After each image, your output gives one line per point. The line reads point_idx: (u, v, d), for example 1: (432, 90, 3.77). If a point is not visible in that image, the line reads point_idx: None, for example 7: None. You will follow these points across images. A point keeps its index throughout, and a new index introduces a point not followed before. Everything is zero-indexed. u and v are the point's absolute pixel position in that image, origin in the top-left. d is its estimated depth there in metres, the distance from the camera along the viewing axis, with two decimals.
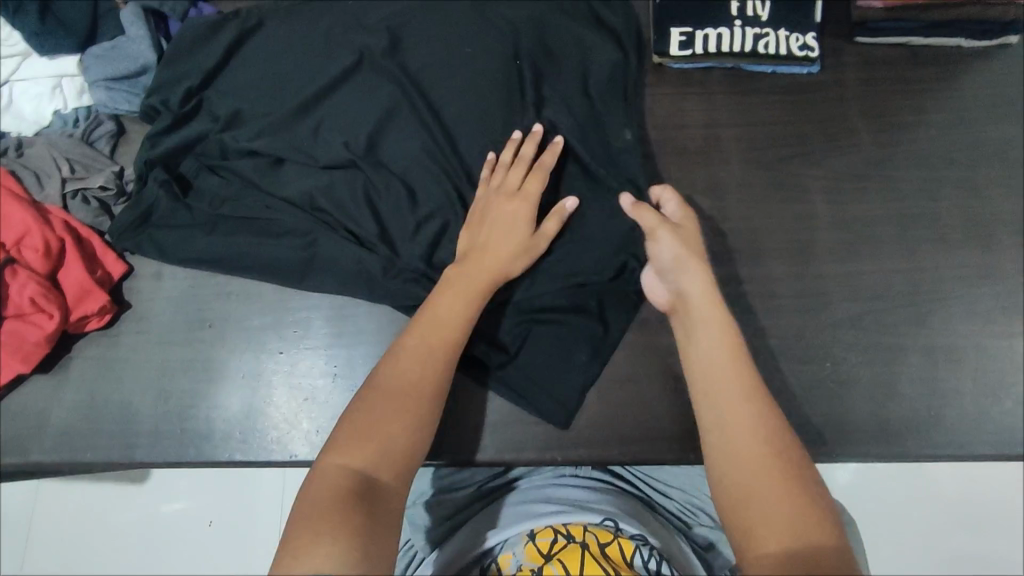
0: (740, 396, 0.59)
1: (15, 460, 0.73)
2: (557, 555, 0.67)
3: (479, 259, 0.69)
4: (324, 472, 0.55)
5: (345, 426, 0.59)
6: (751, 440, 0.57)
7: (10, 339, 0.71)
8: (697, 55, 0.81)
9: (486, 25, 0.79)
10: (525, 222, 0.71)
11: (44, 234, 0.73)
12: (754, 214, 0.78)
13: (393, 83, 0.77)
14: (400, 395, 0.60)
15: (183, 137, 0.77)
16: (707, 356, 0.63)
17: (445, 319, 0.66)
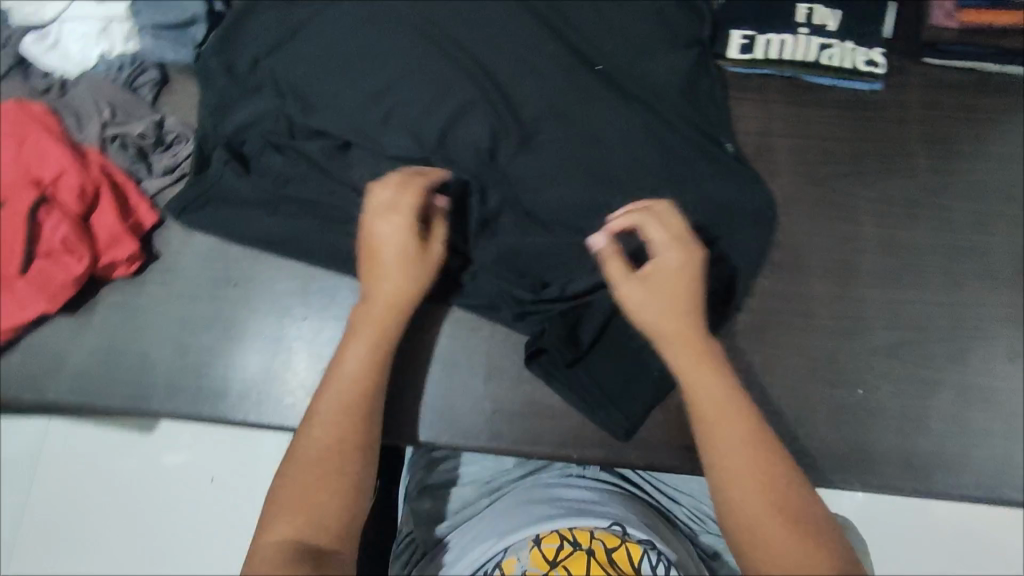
0: (741, 443, 0.62)
1: (32, 397, 0.73)
2: (562, 563, 0.68)
3: (381, 300, 0.69)
4: (267, 545, 0.60)
5: (275, 502, 0.63)
6: (752, 484, 0.61)
7: (38, 277, 0.71)
8: (756, 60, 0.79)
9: (549, 32, 0.82)
10: (414, 246, 0.69)
11: (81, 176, 0.73)
12: (796, 231, 0.77)
13: (464, 79, 0.80)
14: (320, 462, 0.63)
15: (251, 113, 0.79)
16: (705, 406, 0.64)
17: (356, 372, 0.67)
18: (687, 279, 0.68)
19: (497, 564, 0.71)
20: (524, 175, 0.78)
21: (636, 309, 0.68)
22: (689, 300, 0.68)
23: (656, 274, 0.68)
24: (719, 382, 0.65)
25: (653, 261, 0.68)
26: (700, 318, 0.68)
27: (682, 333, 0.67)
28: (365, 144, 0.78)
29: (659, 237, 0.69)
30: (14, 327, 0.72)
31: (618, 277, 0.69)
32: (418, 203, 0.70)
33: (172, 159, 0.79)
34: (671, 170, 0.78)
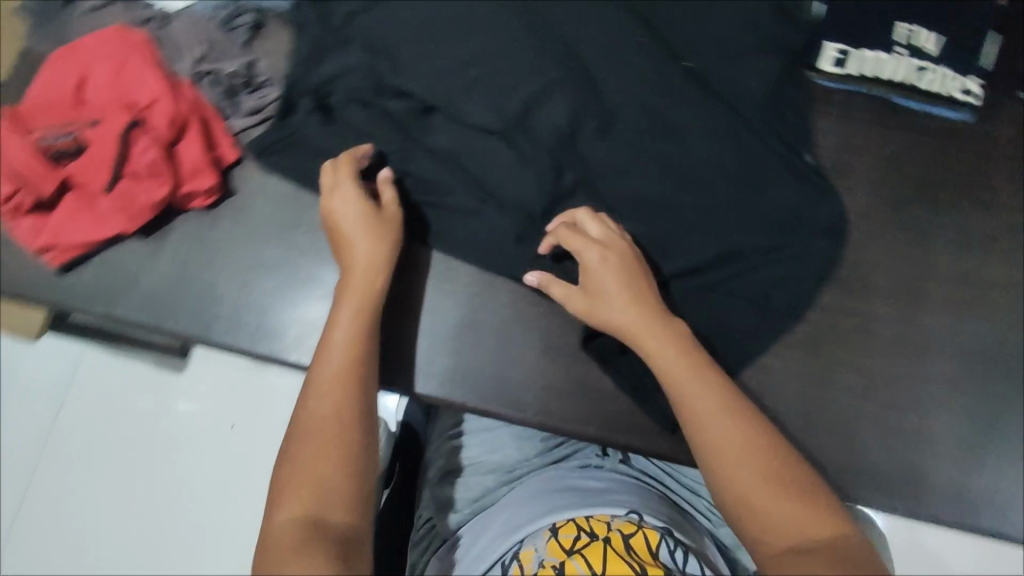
0: (722, 413, 0.61)
1: (102, 311, 0.76)
2: (579, 551, 0.64)
3: (356, 274, 0.69)
4: (277, 530, 0.55)
5: (280, 483, 0.58)
6: (740, 451, 0.59)
7: (122, 196, 0.74)
8: (849, 76, 0.79)
9: (641, 22, 0.82)
10: (364, 210, 0.71)
11: (174, 105, 0.75)
12: (869, 251, 0.77)
13: (551, 58, 0.81)
14: (322, 429, 0.60)
15: (339, 66, 0.80)
16: (685, 405, 0.62)
17: (340, 343, 0.65)
18: (629, 276, 0.69)
19: (513, 555, 0.68)
20: (602, 160, 0.78)
21: (597, 316, 0.69)
22: (637, 296, 0.68)
23: (592, 281, 0.69)
24: (692, 372, 0.63)
25: (588, 266, 0.69)
26: (653, 304, 0.68)
27: (642, 328, 0.66)
28: (448, 110, 0.79)
29: (579, 242, 0.70)
30: (93, 242, 0.75)
31: (566, 298, 0.70)
32: (354, 172, 0.73)
33: (258, 101, 0.80)
34: (750, 174, 0.77)
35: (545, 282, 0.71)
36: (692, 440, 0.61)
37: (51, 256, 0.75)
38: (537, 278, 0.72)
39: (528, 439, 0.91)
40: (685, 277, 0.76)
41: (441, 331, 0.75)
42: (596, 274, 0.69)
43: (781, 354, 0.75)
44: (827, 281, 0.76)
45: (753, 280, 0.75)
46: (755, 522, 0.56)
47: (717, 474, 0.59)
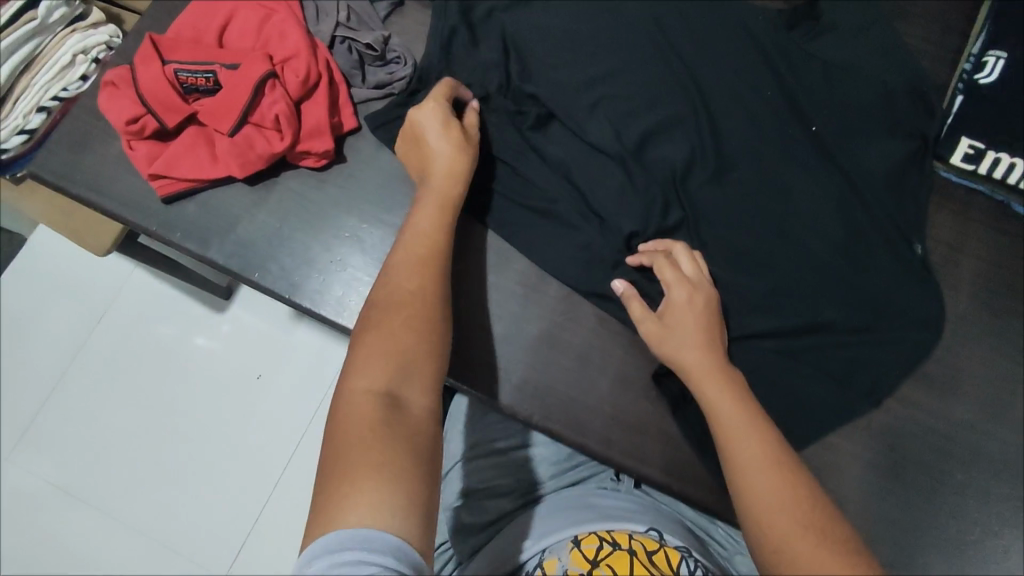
0: (765, 443, 0.62)
1: (195, 248, 0.77)
2: (604, 562, 0.63)
3: (442, 181, 0.70)
4: (348, 399, 0.54)
5: (354, 358, 0.58)
6: (782, 487, 0.59)
7: (241, 142, 0.75)
8: (977, 173, 0.78)
9: (775, 78, 0.81)
10: (451, 119, 0.72)
11: (309, 64, 0.76)
12: (962, 354, 0.75)
13: (680, 93, 0.80)
14: (402, 310, 0.60)
15: (473, 60, 0.80)
16: (723, 409, 0.64)
17: (425, 237, 0.67)
18: (707, 315, 0.70)
19: (536, 565, 0.65)
20: (712, 204, 0.77)
21: (666, 345, 0.69)
22: (710, 335, 0.68)
23: (671, 309, 0.70)
24: (733, 388, 0.65)
25: (671, 298, 0.70)
26: (718, 345, 0.69)
27: (705, 360, 0.67)
28: (569, 122, 0.79)
29: (668, 274, 0.70)
30: (203, 180, 0.76)
31: (640, 317, 0.70)
32: (445, 87, 0.74)
33: (388, 76, 0.81)
34: (858, 251, 0.76)
35: (624, 295, 0.72)
36: (722, 445, 0.63)
37: (160, 185, 0.76)
38: (618, 288, 0.72)
39: (542, 457, 0.82)
40: (772, 338, 0.74)
41: (520, 340, 0.75)
42: (677, 304, 0.69)
43: (852, 436, 0.73)
44: (913, 374, 0.74)
45: (842, 358, 0.74)
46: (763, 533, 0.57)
47: (741, 477, 0.60)
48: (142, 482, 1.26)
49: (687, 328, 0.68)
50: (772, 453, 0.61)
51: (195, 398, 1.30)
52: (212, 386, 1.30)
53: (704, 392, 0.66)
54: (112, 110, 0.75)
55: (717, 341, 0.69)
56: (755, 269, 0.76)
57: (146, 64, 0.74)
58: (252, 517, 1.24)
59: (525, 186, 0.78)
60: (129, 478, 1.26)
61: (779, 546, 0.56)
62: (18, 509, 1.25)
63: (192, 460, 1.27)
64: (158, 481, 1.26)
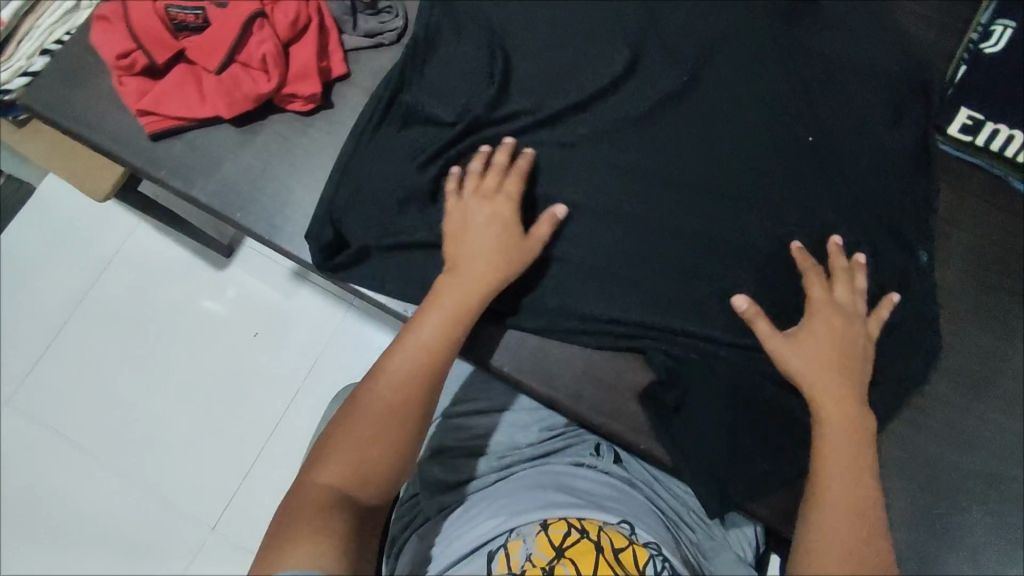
0: (853, 473, 0.58)
1: (179, 185, 0.78)
2: (569, 552, 0.62)
3: (463, 272, 0.65)
4: (309, 486, 0.56)
5: (327, 442, 0.59)
6: (849, 519, 0.55)
7: (228, 82, 0.75)
8: (973, 146, 0.76)
9: (779, 34, 0.77)
10: (496, 223, 0.67)
11: (299, 6, 0.75)
12: (944, 328, 0.73)
13: (674, 50, 0.78)
14: (388, 414, 0.59)
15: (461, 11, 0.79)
16: (838, 436, 0.60)
17: (431, 341, 0.62)
18: (853, 346, 0.64)
19: (501, 543, 0.64)
20: (707, 166, 0.75)
21: (788, 373, 0.64)
22: (848, 364, 0.63)
23: (805, 334, 0.65)
24: (860, 440, 0.60)
25: (807, 325, 0.65)
26: (857, 380, 0.63)
27: (841, 387, 0.62)
28: (561, 79, 0.77)
29: (821, 297, 0.66)
30: (190, 118, 0.77)
31: (767, 334, 0.65)
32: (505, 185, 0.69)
33: (378, 25, 0.81)
34: (852, 216, 0.73)
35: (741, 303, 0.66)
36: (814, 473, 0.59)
37: (148, 121, 0.77)
38: (737, 301, 0.67)
39: (523, 424, 0.82)
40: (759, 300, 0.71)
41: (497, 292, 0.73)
42: (819, 318, 0.65)
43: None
44: (912, 344, 0.71)
45: None
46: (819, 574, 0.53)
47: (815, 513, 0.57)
48: (139, 433, 1.29)
49: (848, 314, 0.66)
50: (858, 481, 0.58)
51: (193, 354, 1.32)
52: (209, 341, 1.33)
53: (820, 415, 0.61)
54: (102, 44, 0.76)
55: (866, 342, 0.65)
56: (748, 230, 0.73)
57: None
58: (239, 477, 1.26)
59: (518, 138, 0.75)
60: (127, 429, 1.29)
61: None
62: (21, 453, 1.28)
63: (187, 414, 1.30)
64: (154, 432, 1.29)
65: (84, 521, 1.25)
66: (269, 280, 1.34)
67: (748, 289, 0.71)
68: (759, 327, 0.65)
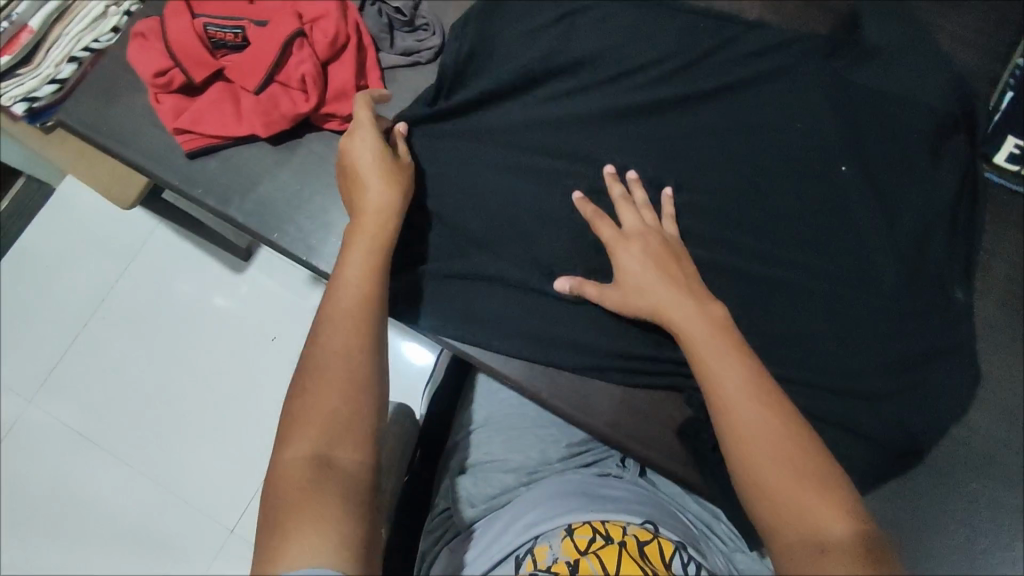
0: (746, 380, 0.54)
1: (216, 204, 0.77)
2: (594, 552, 0.60)
3: (374, 220, 0.64)
4: (284, 470, 0.50)
5: (290, 420, 0.53)
6: (767, 429, 0.51)
7: (266, 101, 0.75)
8: (1021, 175, 0.75)
9: (820, 61, 0.76)
10: (382, 155, 0.68)
11: (338, 24, 0.75)
12: (985, 359, 0.73)
13: (713, 73, 0.76)
14: (335, 369, 0.54)
15: (492, 30, 0.78)
16: (703, 344, 0.57)
17: (355, 287, 0.59)
18: (665, 254, 0.65)
19: (527, 548, 0.63)
20: (746, 189, 0.73)
21: (625, 301, 0.64)
22: (666, 266, 0.64)
23: (619, 251, 0.66)
24: (731, 345, 0.57)
25: (622, 253, 0.66)
26: (689, 280, 0.64)
27: (676, 291, 0.62)
28: (598, 96, 0.76)
29: (609, 233, 0.67)
30: (227, 136, 0.76)
31: (599, 297, 0.67)
32: (366, 117, 0.70)
33: (416, 43, 0.80)
34: (896, 245, 0.72)
35: (569, 287, 0.69)
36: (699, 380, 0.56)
37: (185, 139, 0.77)
38: (560, 284, 0.69)
39: (552, 438, 0.81)
40: (802, 330, 0.70)
41: (536, 317, 0.72)
42: (622, 254, 0.66)
43: (889, 432, 0.67)
44: (952, 372, 0.70)
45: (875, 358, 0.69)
46: (757, 488, 0.49)
47: (721, 423, 0.53)
48: (161, 437, 1.29)
49: (609, 237, 0.67)
50: (754, 383, 0.54)
51: (214, 358, 1.32)
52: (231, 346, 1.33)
53: (672, 326, 0.60)
54: (140, 62, 0.75)
55: (656, 254, 0.65)
56: (790, 254, 0.72)
57: (175, 16, 0.74)
58: (259, 479, 1.27)
59: (557, 164, 0.74)
60: (149, 432, 1.30)
61: (775, 508, 0.48)
62: (44, 454, 1.29)
63: (209, 418, 1.30)
64: (177, 436, 1.29)
65: (106, 522, 1.26)
66: (290, 286, 1.34)
67: (790, 318, 0.70)
68: (598, 228, 0.68)
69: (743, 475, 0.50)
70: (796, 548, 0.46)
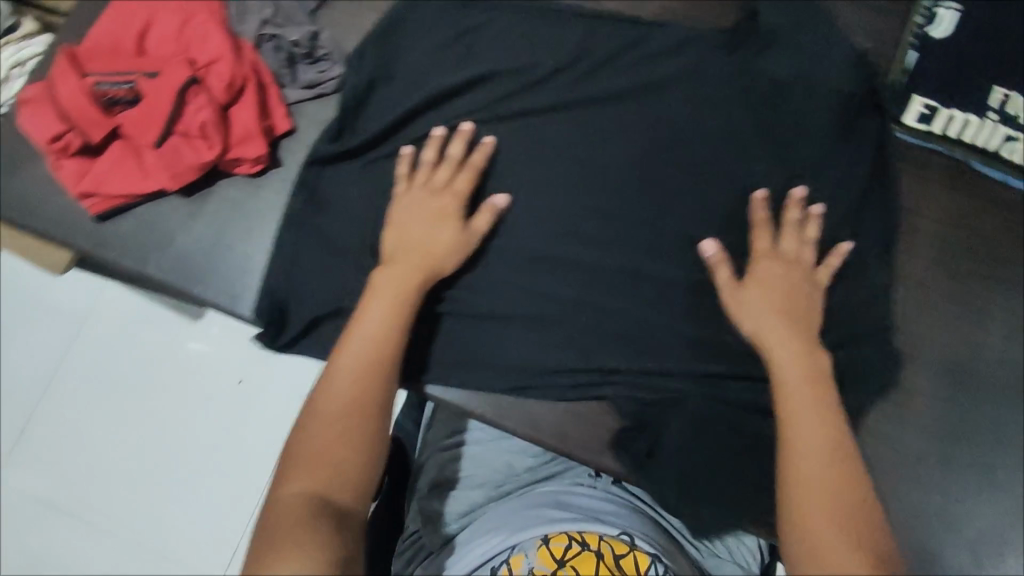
0: (829, 443, 0.55)
1: (133, 266, 0.75)
2: (570, 562, 0.59)
3: (405, 264, 0.64)
4: (278, 506, 0.51)
5: (290, 459, 0.54)
6: (832, 490, 0.52)
7: (169, 154, 0.72)
8: (931, 133, 0.75)
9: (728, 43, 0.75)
10: (454, 215, 0.67)
11: (234, 67, 0.73)
12: (921, 321, 0.72)
13: (622, 68, 0.75)
14: (341, 419, 0.55)
15: (391, 54, 0.76)
16: (796, 395, 0.58)
17: (376, 336, 0.60)
18: (798, 296, 0.65)
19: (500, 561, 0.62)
20: (665, 182, 0.73)
21: (738, 304, 0.65)
22: (790, 308, 0.64)
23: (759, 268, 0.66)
24: (826, 406, 0.58)
25: (760, 261, 0.67)
26: (808, 330, 0.64)
27: (784, 325, 0.63)
28: (510, 105, 0.74)
29: (766, 245, 0.68)
30: (135, 194, 0.74)
31: (723, 285, 0.66)
32: (467, 182, 0.69)
33: (318, 75, 0.78)
34: (817, 220, 0.72)
35: (709, 252, 0.68)
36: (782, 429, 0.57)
37: (93, 203, 0.74)
38: (705, 245, 0.69)
39: (520, 449, 0.80)
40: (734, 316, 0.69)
41: (472, 339, 0.71)
42: (763, 265, 0.66)
43: None
44: (891, 339, 0.70)
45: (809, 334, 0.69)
46: (807, 540, 0.50)
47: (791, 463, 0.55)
48: (124, 501, 1.14)
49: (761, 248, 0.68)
50: (836, 446, 0.55)
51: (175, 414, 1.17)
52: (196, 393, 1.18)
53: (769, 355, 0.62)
54: (33, 129, 0.73)
55: (785, 297, 0.65)
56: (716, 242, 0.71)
57: (62, 78, 0.71)
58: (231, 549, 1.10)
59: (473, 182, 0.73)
60: (109, 497, 1.15)
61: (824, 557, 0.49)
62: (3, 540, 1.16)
63: (175, 473, 1.15)
64: (138, 500, 1.14)
65: None
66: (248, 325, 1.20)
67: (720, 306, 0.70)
68: (756, 235, 0.68)
69: (793, 524, 0.52)
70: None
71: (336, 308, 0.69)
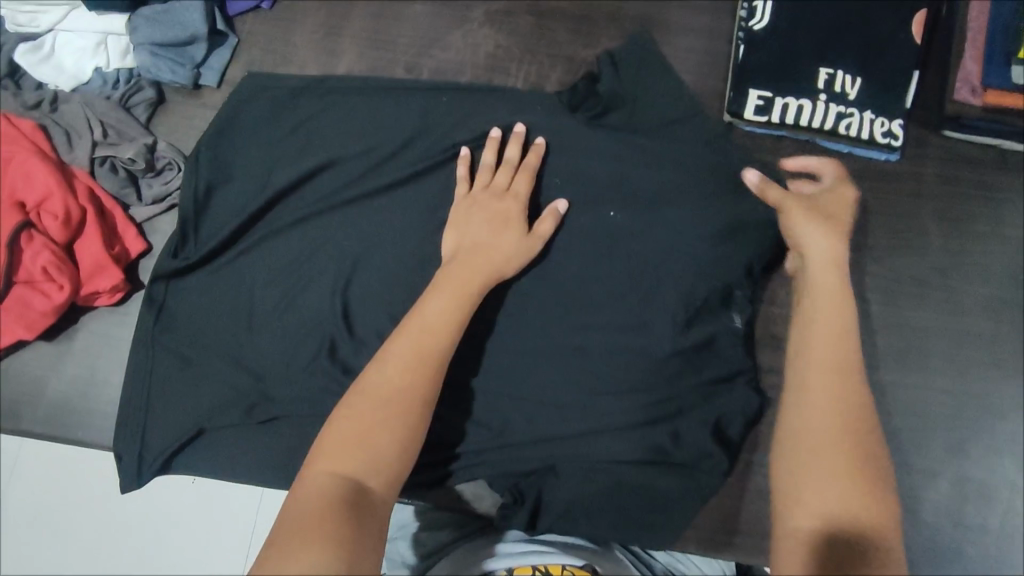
0: (841, 365, 0.56)
1: (8, 425, 0.73)
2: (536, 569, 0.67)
3: (468, 262, 0.65)
4: (311, 481, 0.51)
5: (328, 437, 0.54)
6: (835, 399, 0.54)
7: (17, 305, 0.70)
8: (773, 123, 0.76)
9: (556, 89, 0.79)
10: (518, 219, 0.69)
11: (65, 200, 0.70)
12: None
13: (464, 126, 0.77)
14: (388, 401, 0.55)
15: (232, 158, 0.77)
16: (822, 305, 0.60)
17: (432, 328, 0.60)
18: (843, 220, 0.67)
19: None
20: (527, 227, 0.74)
21: (794, 226, 0.66)
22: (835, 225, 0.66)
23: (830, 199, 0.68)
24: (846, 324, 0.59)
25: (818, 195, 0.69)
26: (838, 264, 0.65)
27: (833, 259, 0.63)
28: (363, 185, 0.75)
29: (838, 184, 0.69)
30: None
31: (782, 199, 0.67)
32: (528, 188, 0.71)
33: (163, 187, 0.76)
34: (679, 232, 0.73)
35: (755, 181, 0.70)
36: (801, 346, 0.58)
37: None
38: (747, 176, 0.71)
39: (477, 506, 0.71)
40: (618, 344, 0.70)
41: None
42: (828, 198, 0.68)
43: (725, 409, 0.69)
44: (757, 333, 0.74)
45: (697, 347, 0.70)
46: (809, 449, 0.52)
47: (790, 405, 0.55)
48: None
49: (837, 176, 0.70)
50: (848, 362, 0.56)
51: None
52: (194, 501, 0.79)
53: (811, 281, 0.63)
54: None
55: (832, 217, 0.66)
56: (587, 274, 0.72)
57: None
58: None
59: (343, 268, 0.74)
60: None
61: (798, 494, 0.50)
62: None
63: None
64: None
65: None
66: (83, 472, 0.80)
67: (602, 340, 0.70)
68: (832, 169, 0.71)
69: (800, 421, 0.53)
70: (803, 544, 0.48)
71: (197, 429, 0.71)
